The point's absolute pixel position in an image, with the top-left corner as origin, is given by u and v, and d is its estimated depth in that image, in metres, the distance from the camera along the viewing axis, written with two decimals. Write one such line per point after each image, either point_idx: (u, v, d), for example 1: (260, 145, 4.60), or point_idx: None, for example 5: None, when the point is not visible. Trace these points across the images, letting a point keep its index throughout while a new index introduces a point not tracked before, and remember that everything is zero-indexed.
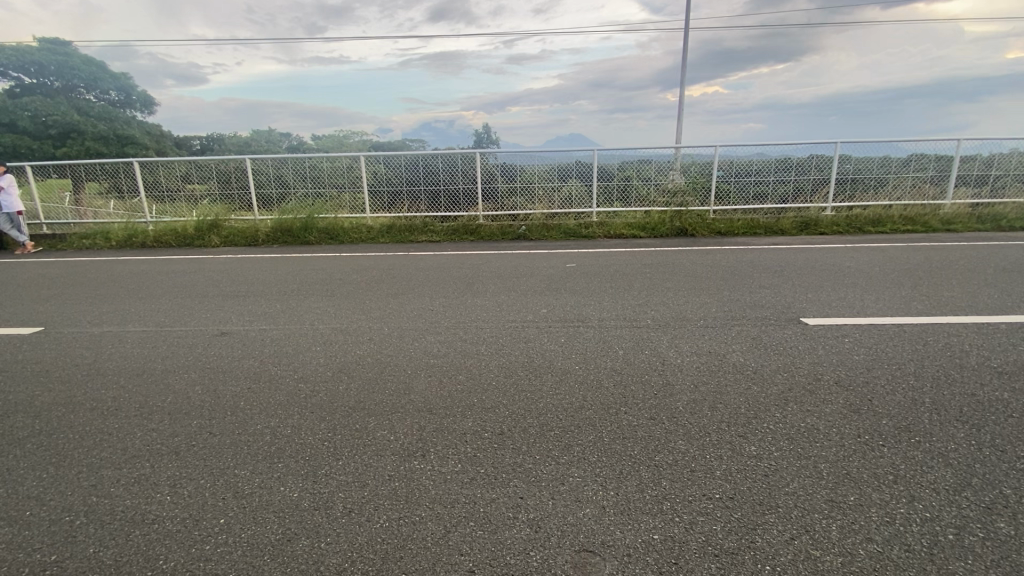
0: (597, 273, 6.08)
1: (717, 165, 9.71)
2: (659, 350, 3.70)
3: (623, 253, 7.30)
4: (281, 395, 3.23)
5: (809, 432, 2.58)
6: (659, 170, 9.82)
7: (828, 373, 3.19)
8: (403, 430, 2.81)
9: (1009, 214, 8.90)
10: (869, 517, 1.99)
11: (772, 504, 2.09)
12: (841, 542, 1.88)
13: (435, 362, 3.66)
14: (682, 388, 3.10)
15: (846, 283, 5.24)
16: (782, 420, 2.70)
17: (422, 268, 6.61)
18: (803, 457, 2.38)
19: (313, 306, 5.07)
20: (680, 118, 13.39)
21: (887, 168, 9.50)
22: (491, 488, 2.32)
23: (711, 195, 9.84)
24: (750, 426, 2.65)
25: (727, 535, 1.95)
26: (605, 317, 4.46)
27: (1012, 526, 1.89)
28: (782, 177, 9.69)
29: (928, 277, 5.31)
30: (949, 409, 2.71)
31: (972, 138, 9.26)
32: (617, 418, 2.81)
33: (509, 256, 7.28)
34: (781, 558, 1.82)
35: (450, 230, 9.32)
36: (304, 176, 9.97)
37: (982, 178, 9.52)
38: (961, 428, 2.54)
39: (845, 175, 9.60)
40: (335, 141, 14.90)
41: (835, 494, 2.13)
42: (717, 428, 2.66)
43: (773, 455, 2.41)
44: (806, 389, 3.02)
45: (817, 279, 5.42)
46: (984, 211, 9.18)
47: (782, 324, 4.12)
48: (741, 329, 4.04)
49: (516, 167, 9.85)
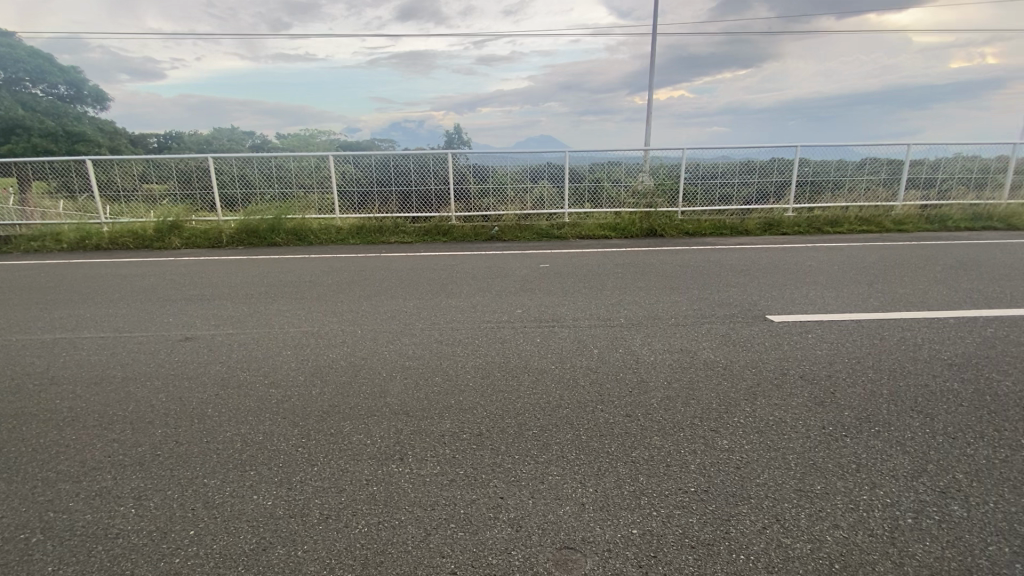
0: (570, 273, 6.14)
1: (685, 167, 9.96)
2: (633, 348, 3.77)
3: (595, 253, 7.40)
4: (251, 401, 3.14)
5: (777, 425, 2.67)
6: (628, 172, 9.99)
7: (793, 368, 3.32)
8: (380, 433, 2.77)
9: (955, 216, 9.43)
10: (835, 504, 2.09)
11: (744, 496, 2.16)
12: (810, 529, 1.96)
13: (410, 364, 3.63)
14: (657, 385, 3.17)
15: (808, 281, 5.45)
16: (752, 414, 2.80)
17: (394, 270, 6.54)
18: (772, 449, 2.47)
19: (282, 309, 4.94)
20: (648, 121, 13.70)
21: (843, 172, 9.95)
22: (471, 489, 2.31)
23: (679, 196, 10.07)
24: (721, 421, 2.74)
25: (703, 527, 2.01)
26: (580, 317, 4.51)
27: (964, 508, 2.02)
28: (746, 179, 10.01)
29: (883, 276, 5.57)
30: (905, 400, 2.86)
31: (920, 142, 9.78)
32: (594, 416, 2.85)
33: (482, 257, 7.27)
34: (755, 548, 1.89)
35: (422, 231, 9.25)
36: (269, 176, 9.72)
37: (930, 181, 10.05)
38: (917, 417, 2.69)
39: (805, 178, 9.99)
40: (301, 140, 14.58)
41: (803, 483, 2.22)
42: (691, 423, 2.72)
43: (744, 448, 2.49)
44: (774, 383, 3.13)
45: (781, 278, 5.62)
46: (932, 212, 9.70)
47: (749, 321, 4.26)
48: (711, 327, 4.15)
49: (487, 168, 9.86)
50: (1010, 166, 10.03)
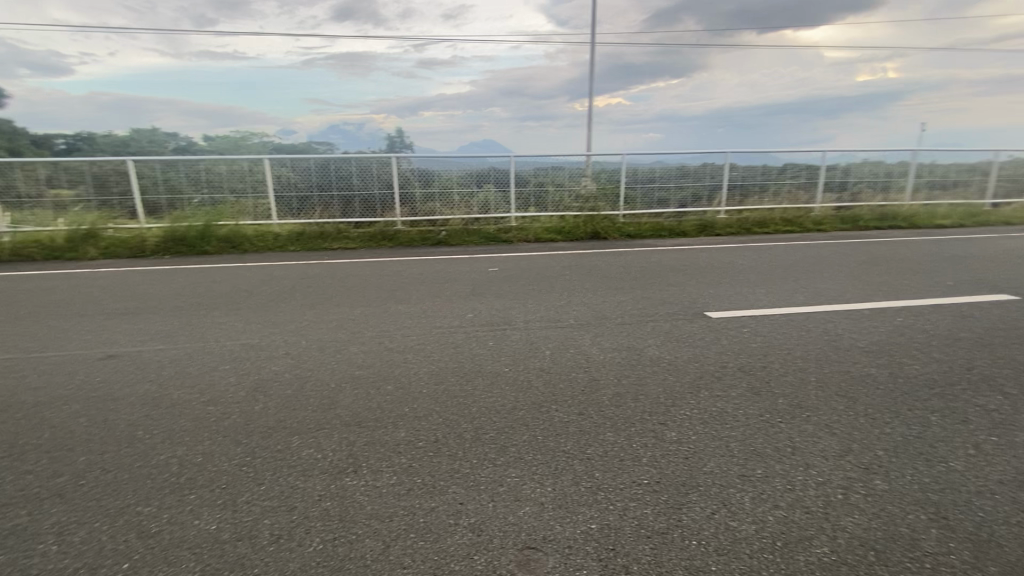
0: (519, 276, 6.20)
1: (624, 172, 10.32)
2: (583, 348, 3.85)
3: (542, 256, 7.51)
4: (187, 421, 2.94)
5: (720, 415, 2.83)
6: (572, 177, 10.32)
7: (732, 361, 3.52)
8: (332, 446, 2.68)
9: (865, 216, 10.32)
10: (774, 486, 2.23)
11: (694, 484, 2.27)
12: (753, 511, 2.08)
13: (360, 373, 3.53)
14: (607, 383, 3.26)
15: (741, 279, 5.80)
16: (696, 406, 2.94)
17: (339, 277, 6.33)
18: (716, 438, 2.60)
19: (217, 321, 4.66)
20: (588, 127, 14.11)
21: (767, 176, 10.67)
22: (430, 497, 2.28)
23: (619, 200, 10.41)
24: (669, 414, 2.86)
25: (657, 517, 2.09)
26: (530, 319, 4.57)
27: (885, 482, 2.22)
28: (681, 183, 10.51)
29: (806, 272, 6.03)
30: (831, 386, 3.11)
31: (833, 149, 10.67)
32: (548, 417, 2.89)
33: (429, 262, 7.20)
34: (706, 532, 1.98)
35: (366, 237, 9.02)
36: (198, 180, 9.18)
37: (842, 184, 10.98)
38: (841, 401, 2.93)
39: (734, 182, 10.63)
40: (232, 142, 13.83)
41: (745, 468, 2.36)
42: (641, 418, 2.83)
43: (691, 439, 2.61)
44: (715, 376, 3.30)
45: (717, 276, 5.94)
46: (844, 213, 10.60)
47: (690, 318, 4.47)
48: (655, 324, 4.32)
49: (432, 172, 9.77)
50: (911, 171, 11.10)
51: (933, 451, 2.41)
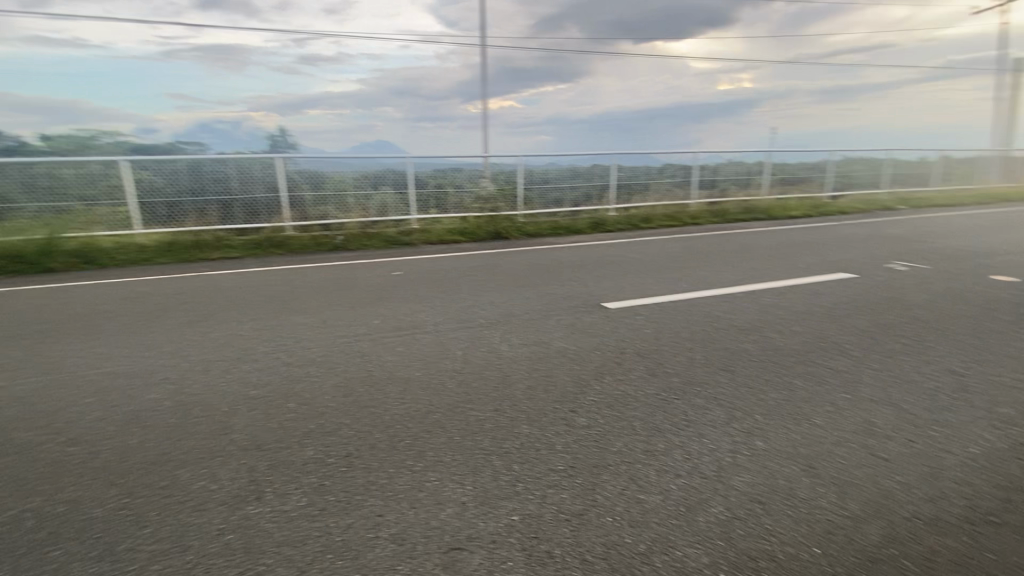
0: (423, 279, 6.11)
1: (520, 173, 10.59)
2: (493, 346, 3.91)
3: (445, 258, 7.47)
4: (42, 467, 2.51)
5: (623, 397, 3.03)
6: (471, 178, 10.43)
7: (630, 347, 3.78)
8: (229, 474, 2.45)
9: (732, 211, 11.61)
10: (674, 456, 2.44)
11: (605, 464, 2.41)
12: (658, 481, 2.26)
13: (257, 393, 3.26)
14: (518, 377, 3.35)
15: (633, 271, 6.25)
16: (602, 391, 3.12)
17: (223, 290, 5.78)
18: (622, 419, 2.79)
19: (72, 349, 4.03)
20: (483, 129, 14.30)
21: (649, 176, 11.59)
22: (346, 513, 2.18)
23: (517, 200, 10.68)
24: (578, 401, 3.00)
25: (573, 499, 2.19)
26: (438, 321, 4.53)
27: (763, 441, 2.52)
28: (574, 183, 11.04)
29: (687, 262, 6.65)
30: (714, 362, 3.47)
31: (702, 151, 11.86)
32: (463, 416, 2.89)
33: (326, 268, 6.83)
34: (618, 507, 2.11)
35: (251, 244, 8.32)
36: (34, 186, 7.84)
37: (711, 182, 12.25)
38: (723, 374, 3.28)
39: (621, 181, 11.39)
40: (77, 142, 11.99)
41: (649, 444, 2.55)
42: (552, 408, 2.94)
43: (600, 422, 2.77)
44: (616, 362, 3.53)
45: (611, 270, 6.34)
46: (715, 208, 11.84)
47: (590, 310, 4.73)
48: (559, 318, 4.51)
49: (323, 175, 9.28)
50: (765, 169, 12.68)
51: (797, 410, 2.80)
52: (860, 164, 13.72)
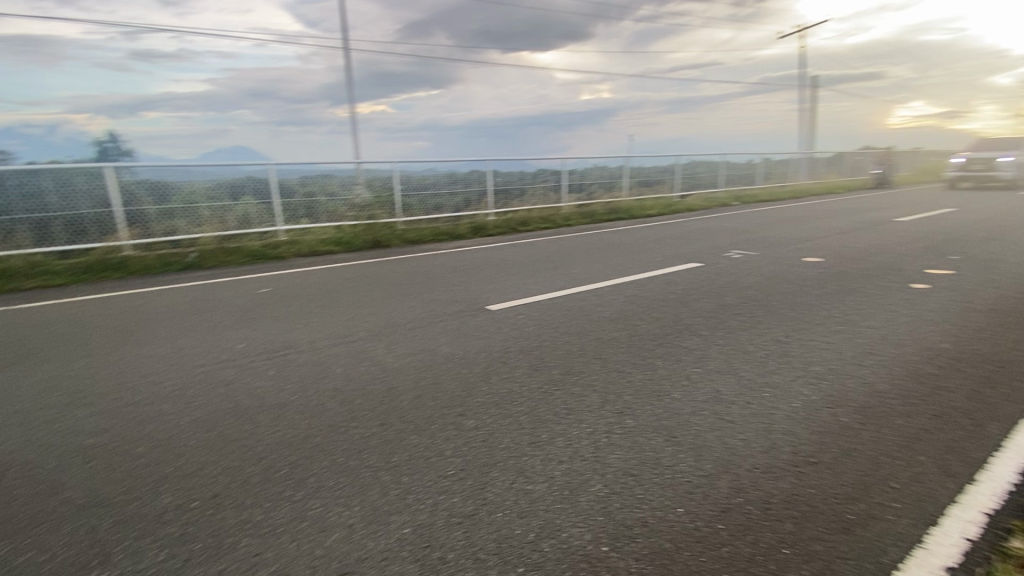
0: (296, 295, 5.72)
1: (397, 179, 10.37)
2: (377, 359, 3.79)
3: (321, 270, 7.06)
4: None
5: (509, 395, 3.12)
6: (344, 186, 9.90)
7: (514, 346, 3.91)
8: (61, 541, 2.07)
9: (600, 211, 12.52)
10: (557, 444, 2.58)
11: (493, 462, 2.46)
12: (543, 469, 2.37)
13: (95, 441, 2.80)
14: (405, 388, 3.29)
15: (513, 273, 6.46)
16: (488, 392, 3.19)
17: (41, 324, 4.85)
18: (508, 416, 2.87)
19: None
20: (355, 135, 13.76)
21: (524, 180, 12.06)
22: (216, 560, 1.97)
23: (396, 207, 10.45)
24: (465, 404, 3.03)
25: (464, 501, 2.20)
26: (315, 338, 4.27)
27: (633, 419, 2.77)
28: (452, 189, 11.10)
29: (562, 261, 7.05)
30: (590, 352, 3.73)
31: (571, 157, 12.65)
32: (347, 436, 2.77)
33: (179, 290, 6.07)
34: (508, 501, 2.18)
35: (79, 268, 7.10)
36: None
37: (581, 186, 13.10)
38: (598, 362, 3.53)
39: (498, 186, 11.70)
40: None
41: (534, 436, 2.66)
42: (440, 414, 2.93)
43: (487, 422, 2.83)
44: (501, 361, 3.63)
45: (493, 273, 6.49)
46: (586, 210, 12.68)
47: (474, 313, 4.80)
48: (444, 324, 4.51)
49: (169, 185, 8.23)
50: (625, 173, 13.87)
51: (661, 388, 3.11)
52: (702, 167, 15.64)
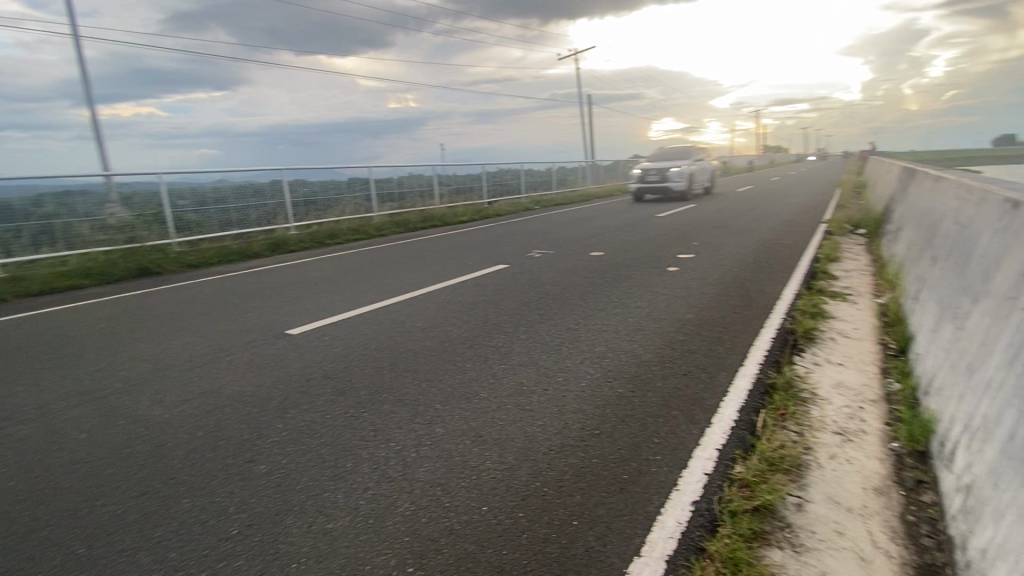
0: (20, 347, 4.42)
1: (167, 194, 8.77)
2: (140, 413, 3.12)
3: (60, 312, 5.59)
4: None
5: (309, 427, 2.84)
6: (89, 204, 8.00)
7: (317, 371, 3.59)
8: None
9: (412, 219, 12.39)
10: (362, 469, 2.43)
11: (289, 507, 2.21)
12: (346, 501, 2.21)
13: None
14: (178, 443, 2.76)
15: (318, 290, 5.97)
16: (284, 428, 2.86)
17: None
18: (307, 452, 2.61)
19: None
20: (103, 142, 11.26)
21: (328, 191, 11.31)
22: None
23: (169, 226, 8.84)
24: (256, 448, 2.67)
25: (252, 561, 1.92)
26: (48, 401, 3.33)
27: (443, 427, 2.75)
28: (241, 203, 9.85)
29: (373, 273, 6.77)
30: (399, 365, 3.61)
31: (378, 166, 12.27)
32: (93, 518, 2.20)
33: None
34: (304, 547, 1.97)
35: None
36: None
37: (391, 194, 12.81)
38: (408, 375, 3.44)
39: (298, 198, 10.75)
40: None
41: (336, 467, 2.46)
42: (223, 467, 2.52)
43: (282, 463, 2.52)
44: (301, 391, 3.30)
45: (295, 293, 5.91)
46: (398, 218, 12.43)
47: (271, 340, 4.29)
48: (232, 358, 3.93)
49: None
50: (434, 181, 13.97)
51: (469, 390, 3.17)
52: (506, 174, 16.64)
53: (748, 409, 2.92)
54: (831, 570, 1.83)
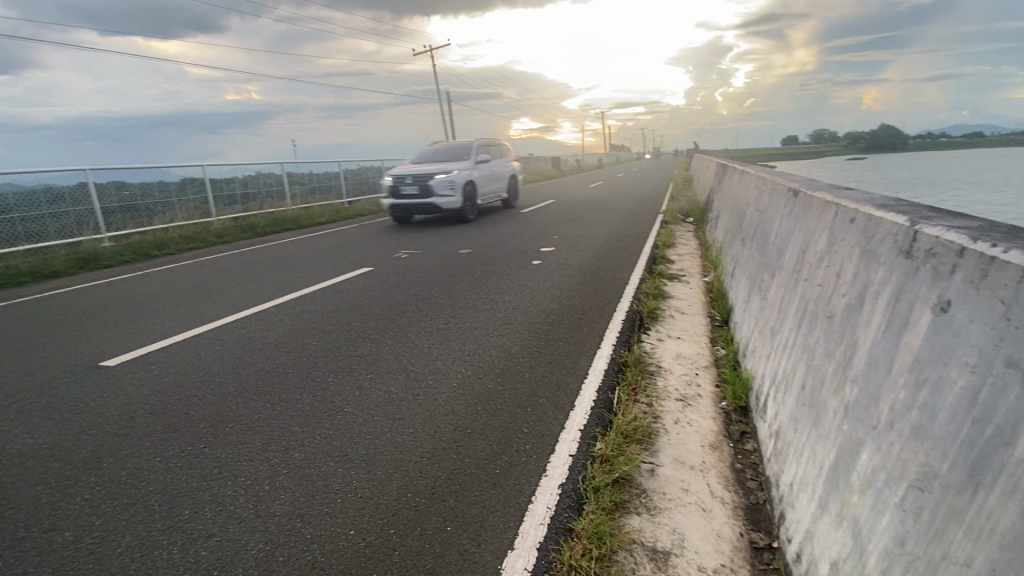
0: None
1: None
2: None
3: None
4: None
5: (132, 477, 2.39)
6: None
7: (142, 407, 3.05)
8: None
9: (260, 222, 11.19)
10: (204, 515, 2.11)
11: None
12: (185, 556, 1.91)
13: None
14: None
15: (143, 311, 5.09)
16: (99, 482, 2.37)
17: None
18: (131, 506, 2.20)
19: None
20: None
21: (151, 195, 9.71)
22: None
23: None
24: (58, 514, 2.17)
25: None
26: None
27: (302, 451, 2.52)
28: (29, 212, 8.01)
29: (214, 287, 5.98)
30: (248, 388, 3.23)
31: (213, 164, 10.84)
32: None
33: None
34: None
35: None
36: None
37: (231, 196, 11.43)
38: (259, 398, 3.09)
39: (110, 204, 9.07)
40: None
41: (171, 517, 2.12)
42: (10, 545, 2.01)
43: (97, 525, 2.09)
44: (121, 434, 2.77)
45: (111, 317, 4.98)
46: (243, 222, 11.14)
47: (78, 377, 3.55)
48: (23, 405, 3.17)
49: None
50: (284, 181, 12.81)
51: (331, 407, 2.94)
52: (365, 172, 15.85)
53: (605, 388, 3.15)
54: (680, 525, 2.04)
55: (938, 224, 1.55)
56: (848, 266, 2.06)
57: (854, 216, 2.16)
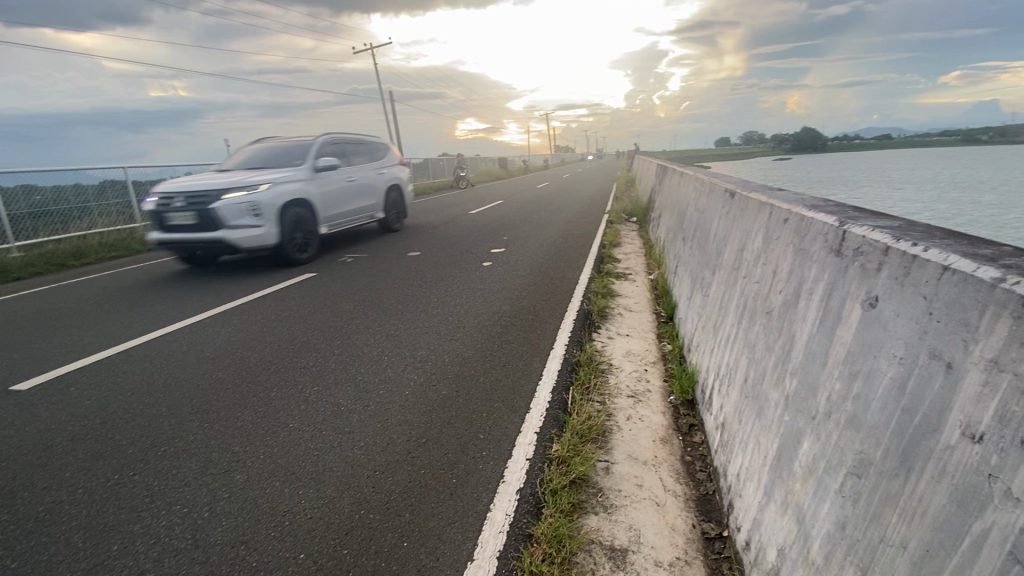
0: None
1: None
2: None
3: None
4: None
5: (49, 512, 2.16)
6: None
7: (58, 434, 2.77)
8: None
9: None
10: (136, 550, 1.94)
11: None
12: None
13: None
14: None
15: (58, 328, 4.64)
16: (9, 521, 2.13)
17: None
18: (48, 545, 1.98)
19: None
20: None
21: (64, 199, 8.88)
22: None
23: None
24: None
25: None
26: None
27: (245, 472, 2.37)
28: None
29: (141, 298, 5.54)
30: (183, 407, 3.00)
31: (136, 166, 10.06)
32: None
33: None
34: None
35: None
36: None
37: None
38: (196, 417, 2.88)
39: (17, 211, 8.22)
40: None
41: (97, 554, 1.93)
42: None
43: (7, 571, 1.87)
44: (34, 466, 2.50)
45: (19, 335, 4.50)
46: None
47: None
48: None
49: None
50: None
51: (276, 423, 2.78)
52: None
53: (559, 388, 3.17)
54: (636, 522, 2.07)
55: (864, 224, 1.65)
56: (783, 263, 2.17)
57: (787, 216, 2.28)
